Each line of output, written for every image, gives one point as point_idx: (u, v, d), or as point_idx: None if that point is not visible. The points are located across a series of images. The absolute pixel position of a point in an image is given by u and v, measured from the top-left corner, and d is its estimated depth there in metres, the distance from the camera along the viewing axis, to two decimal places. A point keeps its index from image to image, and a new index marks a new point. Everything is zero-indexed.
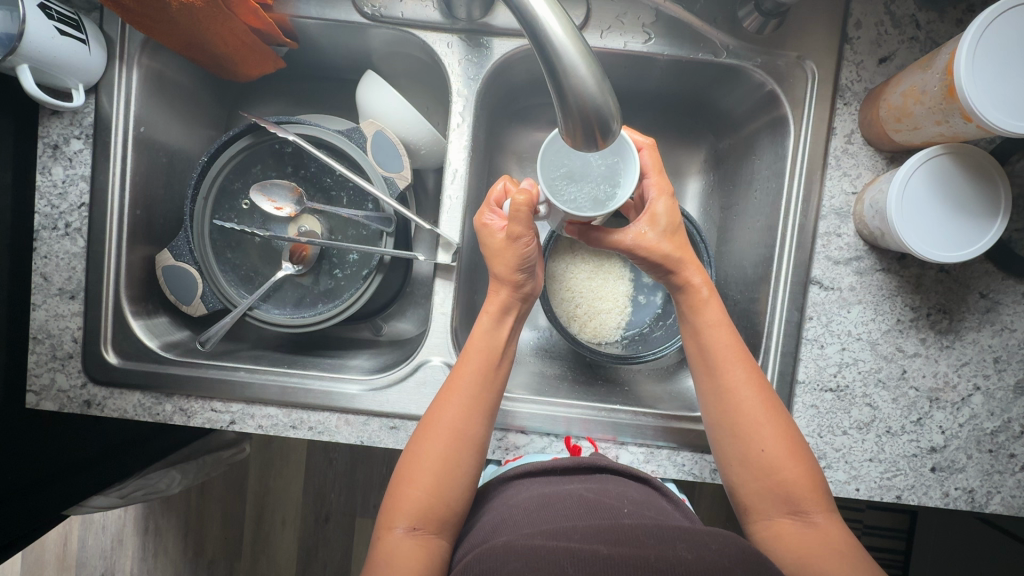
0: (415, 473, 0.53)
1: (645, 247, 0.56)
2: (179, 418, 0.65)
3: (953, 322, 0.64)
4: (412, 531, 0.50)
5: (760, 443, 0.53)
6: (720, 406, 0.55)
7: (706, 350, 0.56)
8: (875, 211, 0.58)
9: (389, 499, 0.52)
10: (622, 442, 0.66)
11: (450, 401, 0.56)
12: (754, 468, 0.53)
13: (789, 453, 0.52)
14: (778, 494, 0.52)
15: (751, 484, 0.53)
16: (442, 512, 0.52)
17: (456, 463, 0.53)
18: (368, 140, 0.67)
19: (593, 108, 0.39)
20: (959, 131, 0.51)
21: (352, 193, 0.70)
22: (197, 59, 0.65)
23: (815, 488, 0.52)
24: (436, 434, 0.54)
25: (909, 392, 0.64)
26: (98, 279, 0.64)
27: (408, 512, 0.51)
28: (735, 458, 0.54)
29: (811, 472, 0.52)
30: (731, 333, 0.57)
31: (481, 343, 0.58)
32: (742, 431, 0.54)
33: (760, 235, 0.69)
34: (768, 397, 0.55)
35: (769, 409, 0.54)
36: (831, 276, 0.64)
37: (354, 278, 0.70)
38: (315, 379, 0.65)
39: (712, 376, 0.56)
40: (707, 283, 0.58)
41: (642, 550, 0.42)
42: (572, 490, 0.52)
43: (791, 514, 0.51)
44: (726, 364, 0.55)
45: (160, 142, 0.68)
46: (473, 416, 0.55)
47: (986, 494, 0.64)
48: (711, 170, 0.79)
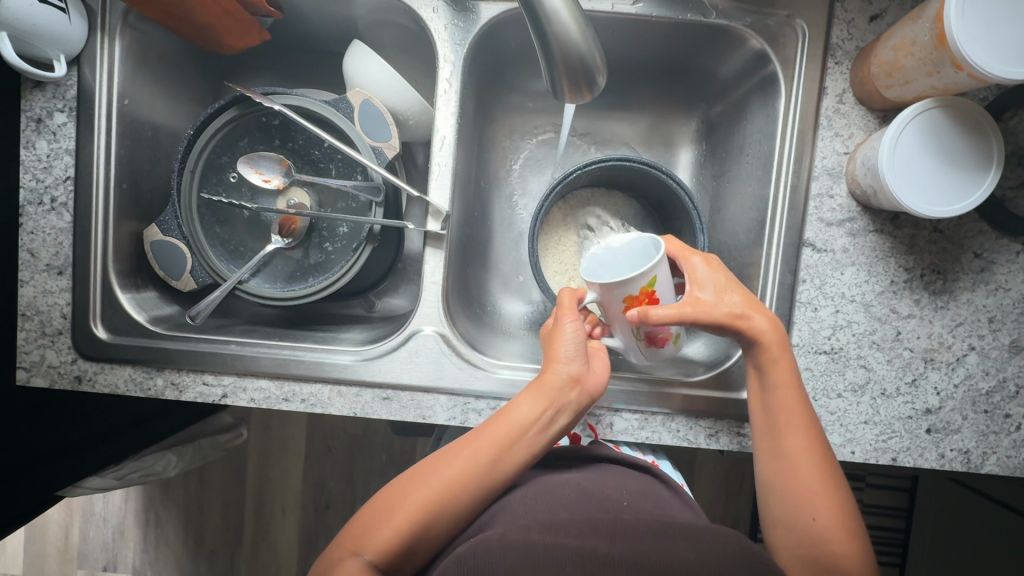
0: (397, 506, 0.50)
1: (706, 310, 0.55)
2: (171, 393, 0.65)
3: (947, 282, 0.63)
4: (373, 564, 0.48)
5: (812, 513, 0.53)
6: (776, 470, 0.56)
7: (769, 408, 0.57)
8: (867, 168, 0.58)
9: (362, 522, 0.50)
10: (616, 409, 0.65)
11: (463, 460, 0.52)
12: (803, 535, 0.53)
13: (840, 527, 0.52)
14: (823, 564, 0.52)
15: (796, 551, 0.53)
16: (405, 557, 0.49)
17: (439, 520, 0.50)
18: (355, 109, 0.66)
19: (584, 67, 0.42)
20: (951, 81, 0.51)
21: (340, 164, 0.70)
22: (180, 29, 0.64)
23: (860, 564, 0.51)
24: (428, 484, 0.51)
25: (904, 353, 0.64)
26: (86, 252, 0.64)
27: (376, 544, 0.49)
28: (784, 522, 0.54)
29: (856, 547, 0.51)
30: (799, 395, 0.56)
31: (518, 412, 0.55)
32: (795, 497, 0.54)
33: (753, 200, 0.68)
34: (825, 465, 0.54)
35: (825, 481, 0.54)
36: (824, 238, 0.63)
37: (345, 251, 0.69)
38: (307, 350, 0.65)
39: (772, 437, 0.56)
40: (779, 341, 0.56)
41: (643, 548, 0.42)
42: (569, 480, 0.53)
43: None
44: (788, 428, 0.55)
45: (146, 116, 0.67)
46: (476, 481, 0.52)
47: (981, 455, 0.64)
48: (703, 139, 0.78)
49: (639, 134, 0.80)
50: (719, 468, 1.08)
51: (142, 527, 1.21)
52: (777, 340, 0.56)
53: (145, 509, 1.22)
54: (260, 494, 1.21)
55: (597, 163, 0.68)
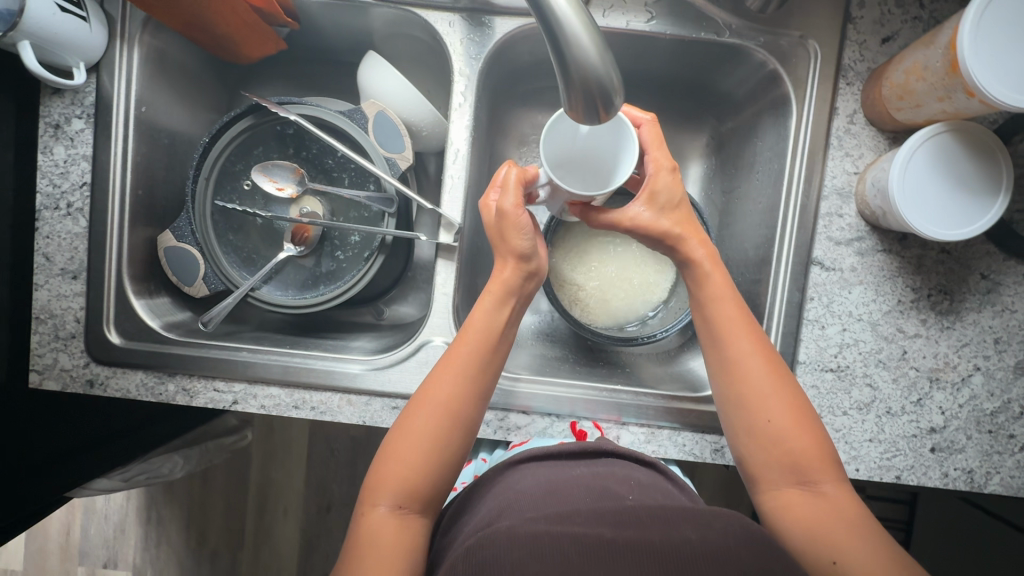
0: (399, 448, 0.53)
1: (645, 226, 0.56)
2: (182, 398, 0.65)
3: (954, 302, 0.64)
4: (395, 511, 0.51)
5: (766, 414, 0.53)
6: (727, 378, 0.55)
7: (708, 319, 0.56)
8: (876, 190, 0.59)
9: (371, 478, 0.53)
10: (624, 422, 0.66)
11: (448, 380, 0.55)
12: (759, 436, 0.53)
13: (796, 424, 0.52)
14: (785, 466, 0.52)
15: (759, 455, 0.53)
16: (426, 493, 0.52)
17: (445, 445, 0.54)
18: (370, 120, 0.66)
19: (597, 84, 0.41)
20: (962, 107, 0.51)
21: (353, 174, 0.70)
22: (198, 39, 0.64)
23: (824, 458, 0.52)
24: (426, 410, 0.54)
25: (910, 372, 0.65)
26: (101, 258, 0.64)
27: (390, 491, 0.51)
28: (741, 427, 0.54)
29: (819, 442, 0.52)
30: (737, 304, 0.56)
31: (485, 319, 0.57)
32: (748, 401, 0.54)
33: (762, 217, 0.69)
34: (775, 368, 0.54)
35: (777, 384, 0.54)
36: (832, 257, 0.64)
37: (356, 260, 0.70)
38: (318, 359, 0.66)
39: (716, 346, 0.56)
40: (710, 258, 0.57)
41: (647, 535, 0.42)
42: (578, 475, 0.52)
43: (799, 484, 0.51)
44: (731, 336, 0.55)
45: (162, 123, 0.68)
46: (468, 396, 0.55)
47: (985, 475, 0.64)
48: (713, 154, 0.79)
49: None
50: (722, 479, 1.08)
51: (144, 525, 1.22)
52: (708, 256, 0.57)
53: (147, 507, 1.22)
54: (263, 495, 1.22)
55: None
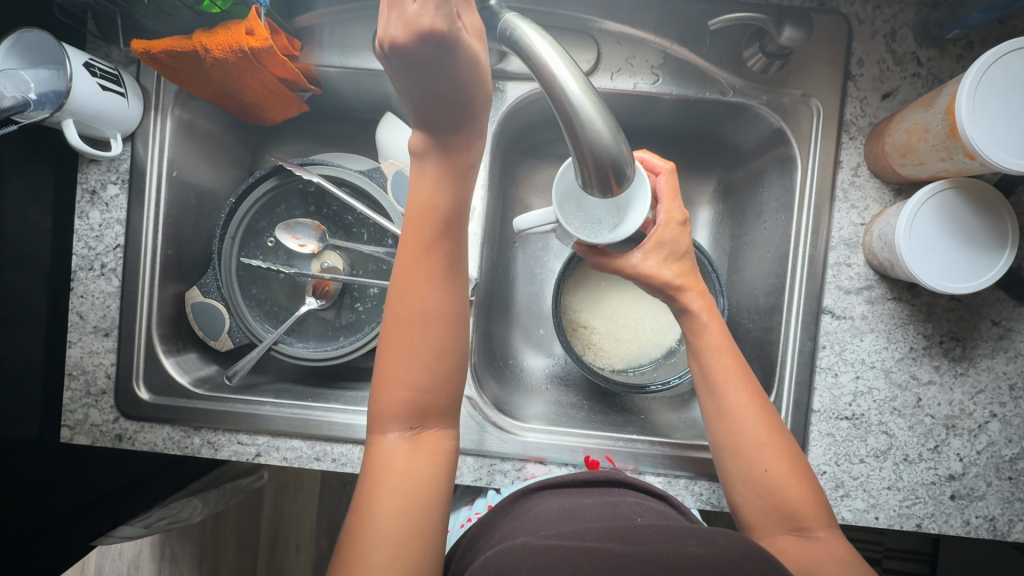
0: (397, 373, 0.48)
1: (647, 274, 0.57)
2: (207, 451, 0.67)
3: (966, 349, 0.64)
4: (406, 434, 0.50)
5: (764, 462, 0.53)
6: (724, 429, 0.55)
7: (706, 372, 0.57)
8: (883, 243, 0.60)
9: (373, 407, 0.50)
10: (641, 472, 0.67)
11: (422, 279, 0.48)
12: (758, 486, 0.53)
13: (791, 471, 0.53)
14: (779, 513, 0.52)
15: (754, 503, 0.53)
16: (432, 410, 0.50)
17: (444, 351, 0.49)
18: (388, 179, 0.70)
19: (607, 155, 0.41)
20: (964, 166, 0.53)
21: (371, 229, 0.73)
22: (227, 105, 0.68)
23: (816, 504, 0.52)
24: (413, 327, 0.48)
25: (925, 419, 0.65)
26: (132, 316, 0.67)
27: (397, 420, 0.49)
28: (739, 478, 0.54)
29: (811, 488, 0.53)
30: (731, 350, 0.57)
31: (448, 200, 0.46)
32: (745, 452, 0.54)
33: (771, 265, 0.70)
34: (769, 414, 0.55)
35: (772, 428, 0.55)
36: (842, 306, 0.65)
37: (374, 312, 0.72)
38: (338, 412, 0.67)
39: (714, 399, 0.56)
40: (708, 308, 0.57)
41: (655, 548, 0.41)
42: (591, 503, 0.51)
43: (794, 531, 0.52)
44: (728, 385, 0.56)
45: (191, 184, 0.71)
46: (451, 291, 0.48)
47: (1007, 523, 0.64)
48: (720, 200, 0.81)
49: None
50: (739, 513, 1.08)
51: None
52: (706, 308, 0.57)
53: None
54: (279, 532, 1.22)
55: None
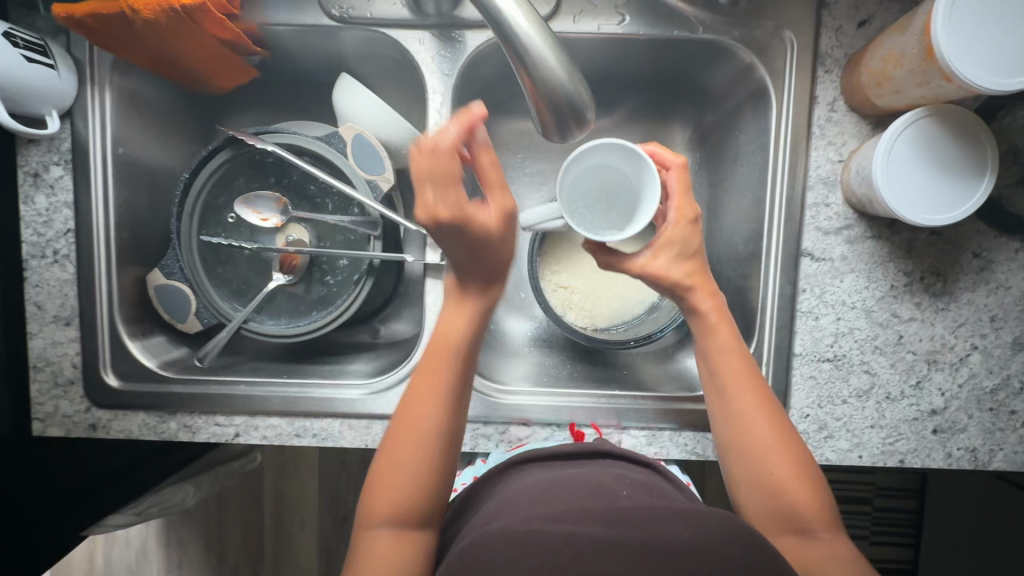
0: (399, 449, 0.52)
1: (656, 274, 0.55)
2: (185, 435, 0.66)
3: (947, 284, 0.64)
4: (394, 531, 0.50)
5: (770, 465, 0.52)
6: (732, 428, 0.54)
7: (714, 372, 0.55)
8: (861, 178, 0.58)
9: (366, 499, 0.52)
10: (624, 427, 0.66)
11: (426, 396, 0.53)
12: (763, 487, 0.52)
13: (797, 474, 0.52)
14: (782, 515, 0.51)
15: (758, 504, 0.52)
16: (419, 510, 0.51)
17: (440, 458, 0.52)
18: (348, 144, 0.66)
19: (565, 97, 0.42)
20: (940, 91, 0.51)
21: (336, 199, 0.70)
22: (172, 74, 0.65)
23: (822, 508, 0.51)
24: (414, 437, 0.52)
25: (907, 356, 0.64)
26: (92, 302, 0.65)
27: (383, 512, 0.51)
28: (744, 478, 0.53)
29: (818, 492, 0.51)
30: (743, 353, 0.56)
31: (461, 333, 0.54)
32: (751, 451, 0.53)
33: (748, 211, 0.68)
34: (778, 418, 0.54)
35: (780, 431, 0.53)
36: (821, 247, 0.63)
37: (347, 284, 0.70)
38: (316, 387, 0.66)
39: (723, 399, 0.55)
40: (718, 309, 0.56)
41: (640, 531, 0.41)
42: (577, 473, 0.51)
43: (796, 533, 0.50)
44: (738, 388, 0.54)
45: (141, 162, 0.68)
46: (448, 409, 0.53)
47: (989, 453, 0.65)
48: (697, 147, 0.78)
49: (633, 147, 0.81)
50: None
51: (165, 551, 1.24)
52: (714, 309, 0.56)
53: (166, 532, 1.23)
54: (280, 511, 1.23)
55: None
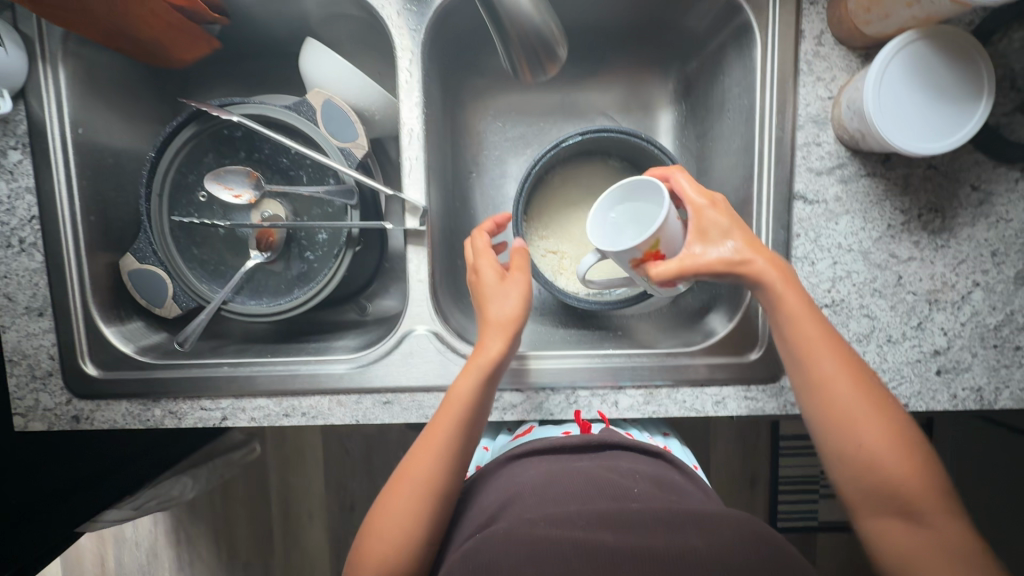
0: (400, 483, 0.53)
1: (702, 265, 0.51)
2: (170, 421, 0.64)
3: (945, 220, 0.61)
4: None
5: (863, 441, 0.49)
6: (817, 404, 0.51)
7: (792, 346, 0.52)
8: (853, 112, 0.56)
9: (362, 534, 0.53)
10: (621, 387, 0.64)
11: (432, 437, 0.54)
12: (859, 465, 0.49)
13: (894, 448, 0.48)
14: (883, 494, 0.48)
15: (854, 483, 0.50)
16: (409, 551, 0.51)
17: (445, 488, 0.53)
18: (318, 111, 0.63)
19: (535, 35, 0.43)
20: (933, 9, 0.49)
21: (310, 169, 0.67)
22: (123, 47, 0.61)
23: (928, 486, 0.48)
24: (420, 462, 0.53)
25: (907, 297, 0.62)
26: (63, 290, 0.62)
27: (376, 553, 0.51)
28: (838, 455, 0.50)
29: (920, 466, 0.48)
30: (820, 321, 0.52)
31: (468, 385, 0.54)
32: (842, 427, 0.50)
33: (737, 157, 0.66)
34: (869, 390, 0.50)
35: (874, 405, 0.50)
36: (814, 189, 0.61)
37: (327, 258, 0.68)
38: (301, 364, 0.64)
39: (804, 373, 0.52)
40: (783, 277, 0.51)
41: (649, 539, 0.43)
42: (584, 468, 0.54)
43: (903, 515, 0.48)
44: (818, 362, 0.51)
45: (105, 142, 0.65)
46: (455, 444, 0.54)
47: (994, 391, 0.63)
48: (682, 99, 0.76)
49: (615, 103, 0.78)
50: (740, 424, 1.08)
51: (174, 548, 1.23)
52: (780, 279, 0.51)
53: (174, 530, 1.23)
54: (287, 503, 1.21)
55: (578, 135, 0.68)
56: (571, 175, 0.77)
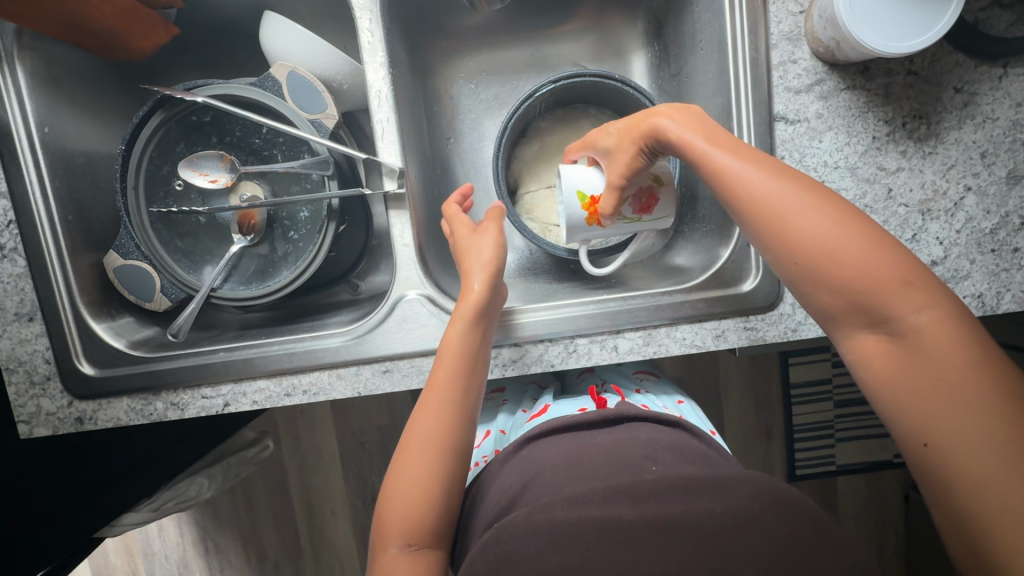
0: (408, 450, 0.52)
1: (617, 172, 0.55)
2: (174, 413, 0.64)
3: (931, 126, 0.60)
4: (406, 548, 0.49)
5: (807, 250, 0.44)
6: (752, 224, 0.46)
7: (709, 173, 0.48)
8: (825, 20, 0.55)
9: (380, 513, 0.52)
10: (619, 331, 0.63)
11: (434, 386, 0.54)
12: (815, 280, 0.44)
13: (847, 247, 0.43)
14: (849, 307, 0.43)
15: (821, 305, 0.45)
16: (435, 523, 0.51)
17: (451, 437, 0.53)
18: (283, 85, 0.63)
19: None
20: None
21: (284, 146, 0.67)
22: (83, 40, 0.60)
23: (892, 276, 0.42)
24: (424, 418, 0.53)
25: (899, 210, 0.61)
26: (50, 292, 0.62)
27: (399, 530, 0.50)
28: (792, 277, 0.46)
29: (878, 257, 0.42)
30: (730, 143, 0.48)
31: (456, 334, 0.55)
32: (785, 242, 0.45)
33: (713, 88, 0.65)
34: (802, 194, 0.45)
35: (811, 205, 0.44)
36: (795, 108, 0.60)
37: (311, 235, 0.67)
38: (295, 341, 0.64)
39: (729, 199, 0.47)
40: (678, 121, 0.50)
41: (668, 509, 0.43)
42: (600, 444, 0.54)
43: (874, 327, 0.43)
44: (740, 180, 0.46)
45: (73, 140, 0.64)
46: (458, 391, 0.54)
47: (995, 296, 0.62)
48: (654, 40, 0.75)
49: (587, 52, 0.78)
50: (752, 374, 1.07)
51: (204, 555, 1.24)
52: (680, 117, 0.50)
53: (201, 537, 1.24)
54: (310, 502, 1.21)
55: (552, 82, 0.67)
56: (550, 130, 0.76)
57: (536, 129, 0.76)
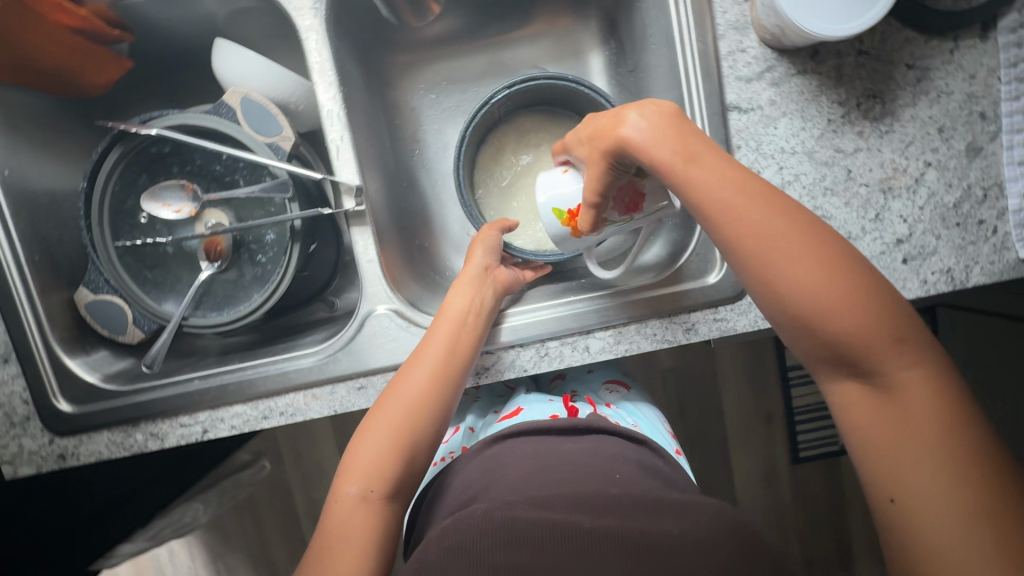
0: (381, 411, 0.56)
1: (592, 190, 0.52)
2: (154, 444, 0.64)
3: (886, 104, 0.60)
4: (362, 493, 0.52)
5: (795, 284, 0.43)
6: (738, 256, 0.46)
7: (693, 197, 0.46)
8: (768, 9, 0.55)
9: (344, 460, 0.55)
10: (588, 331, 0.63)
11: (416, 359, 0.57)
12: (800, 313, 0.44)
13: (837, 294, 0.43)
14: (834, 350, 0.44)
15: (802, 342, 0.45)
16: (392, 475, 0.53)
17: (428, 407, 0.56)
18: (238, 111, 0.64)
19: None
20: None
21: (245, 171, 0.67)
22: (32, 80, 0.62)
23: (878, 332, 0.43)
24: (401, 385, 0.57)
25: (860, 190, 0.61)
26: (22, 333, 0.63)
27: (358, 480, 0.53)
28: (774, 308, 0.45)
29: (866, 307, 0.43)
30: (724, 166, 0.46)
31: (453, 304, 0.60)
32: (771, 276, 0.44)
33: (667, 81, 0.65)
34: (794, 227, 0.44)
35: (803, 245, 0.44)
36: (747, 97, 0.60)
37: (277, 258, 0.67)
38: (268, 364, 0.64)
39: (714, 226, 0.46)
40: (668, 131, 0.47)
41: (629, 525, 0.43)
42: (570, 451, 0.54)
43: (855, 375, 0.44)
44: (731, 210, 0.45)
45: (35, 180, 0.65)
46: (442, 370, 0.57)
47: (965, 270, 0.61)
48: (609, 38, 0.75)
49: (544, 54, 0.78)
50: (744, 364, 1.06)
51: None
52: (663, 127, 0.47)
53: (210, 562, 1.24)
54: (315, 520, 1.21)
55: (506, 88, 0.66)
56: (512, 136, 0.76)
57: (498, 134, 0.76)
